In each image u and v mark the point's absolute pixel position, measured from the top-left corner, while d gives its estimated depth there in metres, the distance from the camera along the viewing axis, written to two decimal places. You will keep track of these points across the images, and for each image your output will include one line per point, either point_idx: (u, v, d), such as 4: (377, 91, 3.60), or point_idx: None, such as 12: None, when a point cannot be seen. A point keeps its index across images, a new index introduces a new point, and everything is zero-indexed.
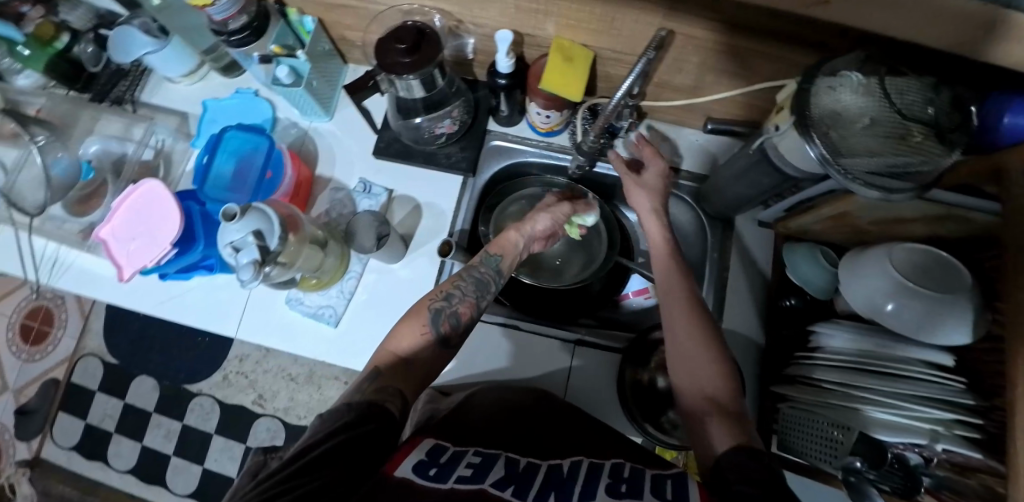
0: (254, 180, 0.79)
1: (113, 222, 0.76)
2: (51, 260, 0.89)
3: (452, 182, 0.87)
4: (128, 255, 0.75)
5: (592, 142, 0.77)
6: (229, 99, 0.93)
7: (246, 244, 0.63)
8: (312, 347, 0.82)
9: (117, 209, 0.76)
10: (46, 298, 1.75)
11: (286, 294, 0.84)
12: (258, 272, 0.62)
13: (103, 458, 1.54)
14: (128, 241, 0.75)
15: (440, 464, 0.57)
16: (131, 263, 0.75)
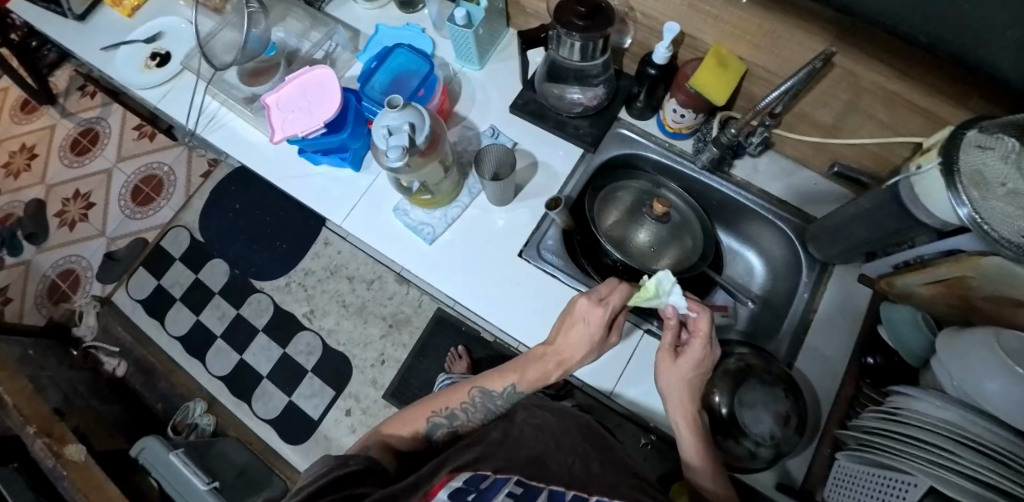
0: (407, 94, 0.84)
1: (280, 92, 0.86)
2: (212, 117, 1.01)
3: (572, 152, 0.90)
4: (284, 123, 0.84)
5: (731, 137, 0.78)
6: (400, 29, 1.01)
7: (399, 131, 0.67)
8: (405, 256, 0.85)
9: (292, 82, 0.86)
10: (166, 171, 1.98)
11: (395, 202, 0.88)
12: (403, 156, 0.66)
13: (161, 319, 1.67)
14: (288, 111, 0.84)
15: (482, 492, 0.59)
16: (284, 127, 0.84)
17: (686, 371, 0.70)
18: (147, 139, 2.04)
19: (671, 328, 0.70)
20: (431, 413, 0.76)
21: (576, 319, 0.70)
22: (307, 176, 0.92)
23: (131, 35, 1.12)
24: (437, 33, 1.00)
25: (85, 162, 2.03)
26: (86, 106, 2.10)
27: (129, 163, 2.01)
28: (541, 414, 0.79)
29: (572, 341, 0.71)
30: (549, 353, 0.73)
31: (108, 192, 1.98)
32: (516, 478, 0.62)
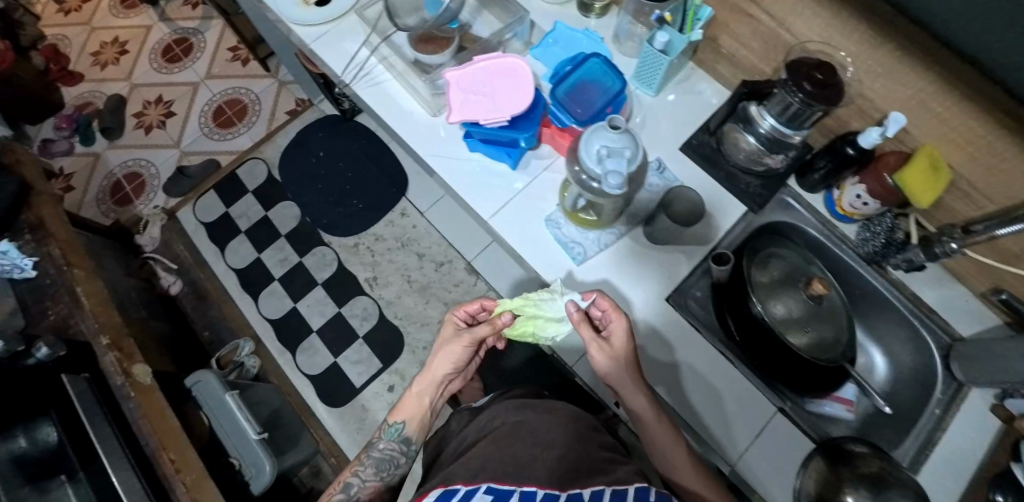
0: (594, 109, 0.79)
1: (463, 71, 0.82)
2: (367, 70, 0.97)
3: (735, 207, 0.87)
4: (462, 104, 0.80)
5: (942, 250, 0.76)
6: (579, 32, 0.96)
7: (618, 154, 0.63)
8: (545, 266, 0.84)
9: (478, 63, 0.82)
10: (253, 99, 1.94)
11: (548, 212, 0.85)
12: (621, 183, 0.62)
13: (222, 247, 1.65)
14: (468, 93, 0.81)
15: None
16: (462, 110, 0.80)
17: (617, 357, 0.72)
18: (240, 62, 1.99)
19: (589, 336, 0.73)
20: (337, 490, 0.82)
21: (447, 343, 0.85)
22: (458, 159, 0.89)
23: None
24: (619, 49, 0.96)
25: (173, 70, 1.99)
26: (186, 14, 2.07)
27: (217, 82, 1.97)
28: (527, 410, 0.71)
29: (439, 363, 0.85)
30: (425, 381, 0.87)
31: (190, 106, 1.94)
32: (487, 485, 0.53)
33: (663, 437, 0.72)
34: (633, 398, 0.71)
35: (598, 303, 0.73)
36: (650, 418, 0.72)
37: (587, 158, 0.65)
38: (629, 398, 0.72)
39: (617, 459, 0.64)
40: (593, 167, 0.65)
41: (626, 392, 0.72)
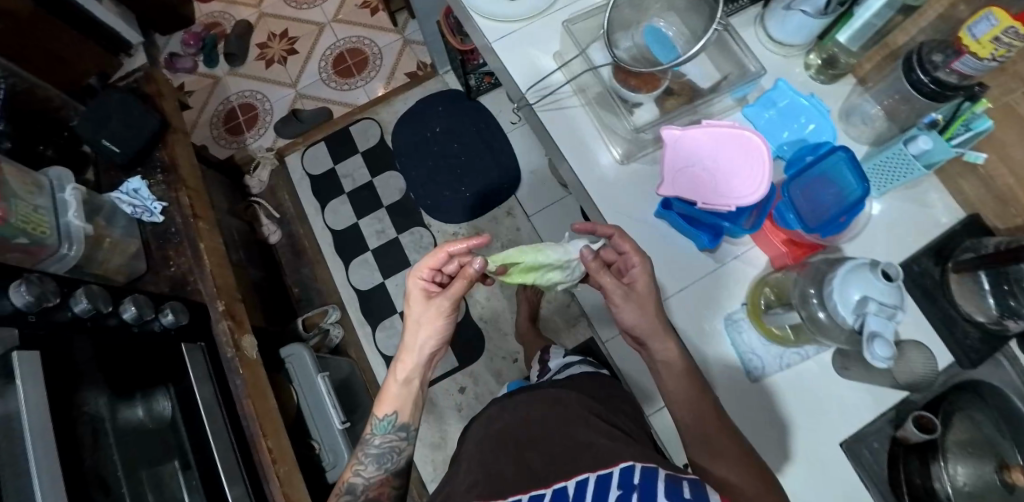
0: (826, 217, 0.69)
1: (684, 136, 0.71)
2: (555, 93, 0.87)
3: (944, 354, 0.76)
4: (676, 178, 0.71)
5: None
6: (806, 99, 0.85)
7: (884, 313, 0.55)
8: (714, 368, 0.77)
9: (702, 129, 0.71)
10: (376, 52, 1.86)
11: (731, 309, 0.77)
12: (891, 354, 0.53)
13: (323, 204, 1.63)
14: (685, 166, 0.71)
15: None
16: (675, 184, 0.71)
17: (631, 286, 0.69)
18: (369, 10, 1.90)
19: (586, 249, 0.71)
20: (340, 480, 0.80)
21: (409, 306, 0.75)
22: (641, 225, 0.80)
23: None
24: (840, 125, 0.85)
25: (302, 5, 1.92)
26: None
27: (343, 27, 1.89)
28: (526, 404, 0.81)
29: (425, 323, 0.75)
30: (403, 366, 0.79)
31: (313, 47, 1.88)
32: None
33: (697, 399, 0.68)
34: (624, 310, 0.69)
35: (602, 233, 0.71)
36: (631, 290, 0.69)
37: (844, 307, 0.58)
38: (625, 312, 0.69)
39: (600, 433, 0.71)
40: (849, 318, 0.57)
41: (617, 302, 0.69)
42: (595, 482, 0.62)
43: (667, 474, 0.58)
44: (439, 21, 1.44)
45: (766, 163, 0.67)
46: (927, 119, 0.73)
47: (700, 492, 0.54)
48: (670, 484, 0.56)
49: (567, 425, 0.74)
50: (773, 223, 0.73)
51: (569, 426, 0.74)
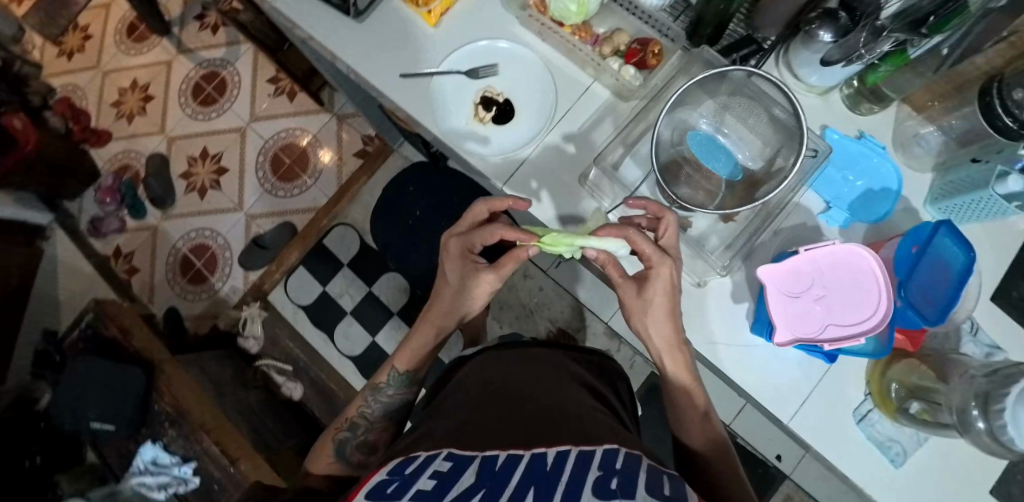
0: (951, 300, 0.63)
1: (779, 267, 0.65)
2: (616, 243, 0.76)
3: None
4: (789, 317, 0.64)
5: None
6: (858, 145, 0.77)
7: None
8: (863, 474, 0.73)
9: (801, 256, 0.65)
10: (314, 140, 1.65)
11: (857, 407, 0.74)
12: None
13: (331, 332, 1.50)
14: (794, 299, 0.65)
15: (405, 476, 0.40)
16: (794, 326, 0.64)
17: (647, 301, 0.63)
18: (284, 97, 1.67)
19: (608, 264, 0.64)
20: (337, 435, 0.73)
21: (456, 266, 0.69)
22: (742, 349, 0.74)
23: (445, 62, 0.80)
24: (899, 158, 0.78)
25: (210, 115, 1.69)
26: (207, 41, 1.71)
27: (265, 125, 1.67)
28: (508, 372, 0.65)
29: (480, 294, 0.70)
30: (449, 284, 0.72)
31: (242, 159, 1.66)
32: (447, 452, 0.45)
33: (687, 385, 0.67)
34: (648, 325, 0.65)
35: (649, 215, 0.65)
36: (643, 302, 0.63)
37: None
38: (642, 321, 0.65)
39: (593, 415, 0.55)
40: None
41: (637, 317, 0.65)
42: (577, 454, 0.42)
43: (643, 463, 0.41)
44: (380, 105, 1.27)
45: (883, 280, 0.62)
46: (1015, 163, 0.65)
47: (680, 490, 0.36)
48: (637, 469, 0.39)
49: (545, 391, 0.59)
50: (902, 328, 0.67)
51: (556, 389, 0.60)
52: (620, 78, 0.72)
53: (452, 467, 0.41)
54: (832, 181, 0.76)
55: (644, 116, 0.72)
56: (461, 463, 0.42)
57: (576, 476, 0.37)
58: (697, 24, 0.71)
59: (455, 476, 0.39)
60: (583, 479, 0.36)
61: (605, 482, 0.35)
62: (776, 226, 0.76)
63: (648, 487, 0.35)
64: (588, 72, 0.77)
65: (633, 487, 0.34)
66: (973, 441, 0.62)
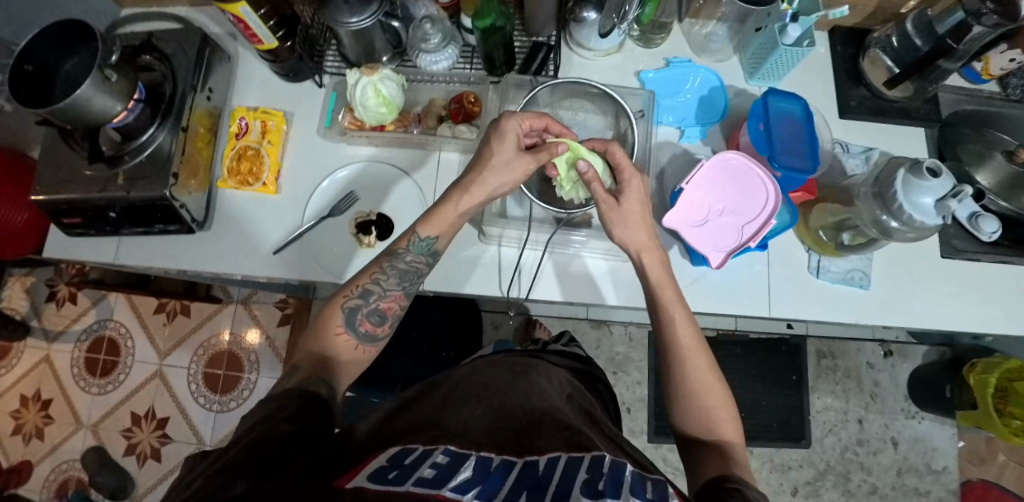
0: (811, 145, 0.72)
1: (679, 206, 0.69)
2: (580, 277, 0.77)
3: (917, 134, 0.89)
4: (711, 240, 0.68)
5: None
6: (672, 70, 0.85)
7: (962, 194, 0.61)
8: (849, 311, 0.80)
9: (689, 188, 0.70)
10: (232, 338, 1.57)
11: (809, 265, 0.81)
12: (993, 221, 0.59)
13: None
14: (705, 225, 0.69)
15: (405, 466, 0.42)
16: (715, 242, 0.68)
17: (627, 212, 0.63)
18: (180, 316, 1.59)
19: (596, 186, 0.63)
20: (342, 307, 0.60)
21: (497, 145, 0.63)
22: (699, 282, 0.79)
23: (306, 217, 0.80)
24: (705, 60, 0.88)
25: (119, 377, 1.56)
26: (71, 314, 1.59)
27: (179, 353, 1.57)
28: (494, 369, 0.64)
29: (446, 223, 0.65)
30: (474, 184, 0.63)
31: (175, 399, 1.55)
32: (445, 448, 0.47)
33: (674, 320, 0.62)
34: (624, 230, 0.63)
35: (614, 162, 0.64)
36: (620, 209, 0.63)
37: (927, 217, 0.63)
38: (616, 231, 0.64)
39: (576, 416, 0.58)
40: (939, 221, 0.63)
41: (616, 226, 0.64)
42: (567, 465, 0.46)
43: (632, 471, 0.47)
44: None
45: (763, 172, 0.69)
46: (783, 17, 0.76)
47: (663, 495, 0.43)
48: (634, 482, 0.44)
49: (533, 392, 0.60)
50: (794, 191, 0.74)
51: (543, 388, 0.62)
52: (457, 138, 0.78)
53: (450, 462, 0.44)
54: (674, 110, 0.83)
55: None
56: (458, 460, 0.45)
57: (567, 489, 0.41)
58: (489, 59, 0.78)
59: (453, 473, 0.42)
60: (571, 489, 0.41)
61: (595, 484, 0.42)
62: (659, 170, 0.82)
63: (635, 495, 0.41)
64: (431, 148, 0.81)
65: (623, 493, 0.41)
66: (903, 238, 0.69)
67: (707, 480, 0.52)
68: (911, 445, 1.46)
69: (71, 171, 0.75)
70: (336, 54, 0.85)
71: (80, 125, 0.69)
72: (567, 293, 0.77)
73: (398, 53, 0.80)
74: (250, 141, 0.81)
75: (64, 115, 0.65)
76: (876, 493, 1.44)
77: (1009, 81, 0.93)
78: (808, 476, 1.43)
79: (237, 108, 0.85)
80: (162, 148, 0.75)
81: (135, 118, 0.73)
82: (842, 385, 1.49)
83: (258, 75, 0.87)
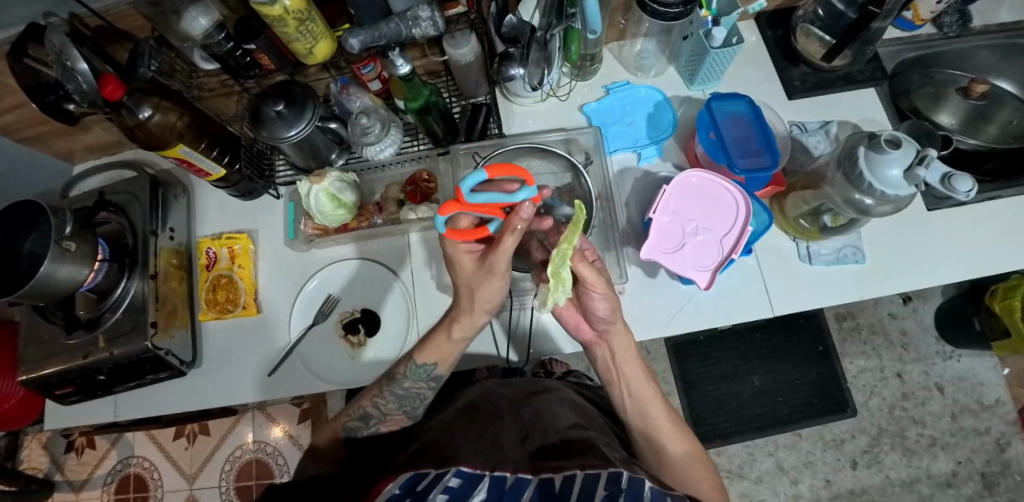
0: (765, 148, 0.72)
1: (653, 234, 0.69)
2: (536, 330, 0.77)
3: (869, 95, 0.88)
4: (692, 261, 0.67)
5: None
6: (613, 98, 0.86)
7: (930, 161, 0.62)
8: (851, 289, 0.79)
9: (659, 216, 0.69)
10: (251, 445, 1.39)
11: (799, 253, 0.80)
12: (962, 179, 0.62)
13: None
14: (681, 247, 0.68)
15: (418, 494, 0.44)
16: (696, 261, 0.67)
17: (613, 313, 0.60)
18: (201, 435, 1.40)
19: (604, 289, 0.57)
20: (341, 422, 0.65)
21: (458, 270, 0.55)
22: (695, 298, 0.77)
23: (292, 331, 0.80)
24: (644, 78, 0.88)
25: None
26: (93, 459, 1.39)
27: (207, 474, 1.37)
28: (505, 393, 0.64)
29: (447, 351, 0.64)
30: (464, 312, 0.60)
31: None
32: (455, 469, 0.48)
33: (640, 399, 0.64)
34: (596, 318, 0.62)
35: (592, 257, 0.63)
36: (601, 306, 0.61)
37: (900, 189, 0.63)
38: (594, 323, 0.61)
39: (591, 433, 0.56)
40: (913, 190, 0.63)
41: (588, 314, 0.62)
42: (586, 477, 0.44)
43: (652, 485, 0.44)
44: None
45: (724, 180, 0.70)
46: (705, 24, 0.77)
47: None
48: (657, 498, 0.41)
49: (541, 409, 0.60)
50: (760, 189, 0.75)
51: (552, 406, 0.61)
52: (420, 219, 0.79)
53: (464, 486, 0.45)
54: (623, 135, 0.84)
55: None
56: (472, 483, 0.46)
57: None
58: (432, 134, 0.79)
59: (469, 493, 0.45)
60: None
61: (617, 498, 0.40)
62: (625, 197, 0.81)
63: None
64: (397, 232, 0.82)
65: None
66: (881, 212, 0.69)
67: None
68: (957, 385, 1.40)
69: (50, 342, 0.73)
70: (286, 163, 0.86)
71: (50, 299, 0.67)
72: (527, 348, 0.77)
73: (345, 148, 0.81)
74: (221, 270, 0.82)
75: (30, 295, 0.64)
76: (936, 444, 1.36)
77: (943, 20, 0.92)
78: (862, 445, 1.37)
79: (202, 239, 0.85)
80: (137, 297, 0.73)
81: (104, 277, 0.72)
82: (871, 343, 1.43)
83: (215, 201, 0.88)
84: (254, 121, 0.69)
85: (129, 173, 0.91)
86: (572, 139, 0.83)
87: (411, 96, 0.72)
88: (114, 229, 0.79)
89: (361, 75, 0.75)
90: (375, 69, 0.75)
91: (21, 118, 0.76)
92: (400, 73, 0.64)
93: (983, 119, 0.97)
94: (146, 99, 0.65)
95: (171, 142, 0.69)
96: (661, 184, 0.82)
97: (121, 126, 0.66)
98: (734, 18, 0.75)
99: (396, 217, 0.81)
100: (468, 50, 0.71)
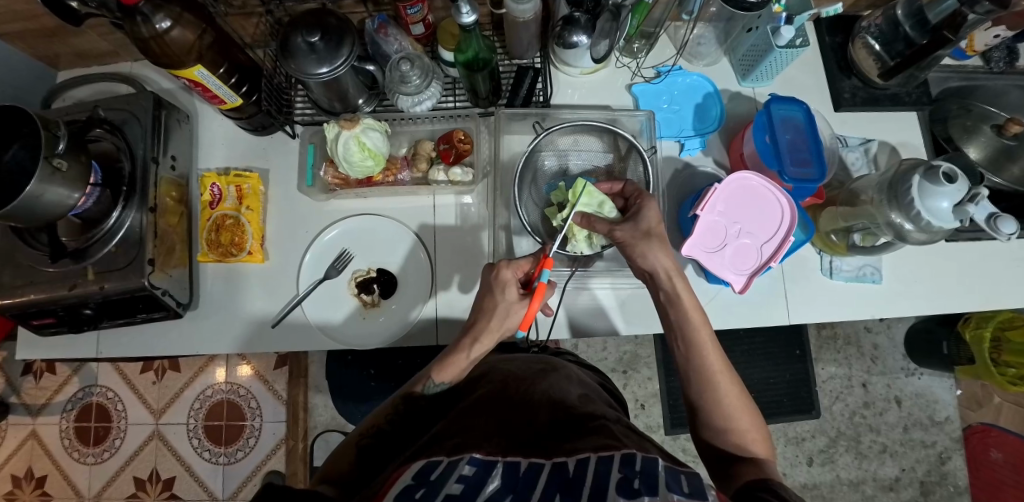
0: (814, 159, 0.70)
1: (695, 234, 0.69)
2: (597, 311, 0.77)
3: (913, 118, 0.87)
4: (731, 265, 0.69)
5: None
6: (664, 83, 0.82)
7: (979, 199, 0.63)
8: (865, 307, 0.80)
9: (704, 216, 0.69)
10: (220, 386, 1.33)
11: (824, 267, 0.80)
12: (1008, 218, 0.62)
13: None
14: (722, 249, 0.69)
15: (431, 484, 0.39)
16: (735, 265, 0.69)
17: (651, 232, 0.58)
18: (170, 371, 1.34)
19: (609, 227, 0.60)
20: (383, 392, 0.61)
21: (501, 294, 0.59)
22: (714, 299, 0.78)
23: (300, 283, 0.75)
24: (697, 66, 0.84)
25: (115, 444, 1.30)
26: (52, 385, 1.32)
27: (176, 410, 1.32)
28: (513, 369, 0.60)
29: (461, 367, 0.61)
30: (488, 330, 0.60)
31: (178, 456, 1.30)
32: (468, 456, 0.43)
33: (700, 339, 0.57)
34: (648, 252, 0.58)
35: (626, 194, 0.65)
36: (642, 230, 0.59)
37: (946, 222, 0.63)
38: (643, 251, 0.58)
39: (604, 411, 0.54)
40: (957, 223, 0.63)
41: (639, 248, 0.58)
42: (599, 462, 0.41)
43: (664, 465, 0.41)
44: None
45: (774, 187, 0.69)
46: (777, 20, 0.71)
47: (701, 489, 0.38)
48: (669, 479, 0.39)
49: (551, 386, 0.57)
50: (804, 199, 0.74)
51: (562, 386, 0.57)
52: (451, 182, 0.76)
53: (478, 473, 0.41)
54: (672, 125, 0.80)
55: (498, 196, 0.75)
56: (487, 469, 0.42)
57: (600, 489, 0.37)
58: (475, 91, 0.75)
59: (483, 483, 0.40)
60: (607, 491, 0.37)
61: (630, 484, 0.37)
62: (664, 188, 0.79)
63: (673, 491, 0.37)
64: (424, 193, 0.78)
65: (660, 490, 0.37)
66: (916, 240, 0.69)
67: (747, 484, 0.49)
68: (914, 400, 1.44)
69: (29, 267, 0.65)
70: (306, 100, 0.79)
71: (35, 223, 0.60)
72: (580, 328, 0.76)
73: (374, 95, 0.76)
74: (227, 210, 0.75)
75: (15, 215, 0.56)
76: (887, 451, 1.42)
77: (992, 54, 0.91)
78: (821, 444, 1.41)
79: (206, 173, 0.78)
80: (134, 230, 0.66)
81: (95, 203, 0.64)
82: (844, 352, 1.46)
83: (221, 133, 0.80)
84: (282, 50, 0.62)
85: (126, 89, 0.82)
86: (617, 120, 0.79)
87: (460, 46, 0.67)
88: (108, 149, 0.70)
89: (407, 16, 0.69)
90: (422, 8, 0.69)
91: (8, 9, 0.66)
92: (464, 21, 0.59)
93: (1009, 158, 0.95)
94: (165, 8, 0.57)
95: (188, 63, 0.61)
96: (700, 179, 0.80)
97: (133, 36, 0.58)
98: (805, 17, 0.71)
99: (424, 177, 0.77)
100: (531, 6, 0.64)
